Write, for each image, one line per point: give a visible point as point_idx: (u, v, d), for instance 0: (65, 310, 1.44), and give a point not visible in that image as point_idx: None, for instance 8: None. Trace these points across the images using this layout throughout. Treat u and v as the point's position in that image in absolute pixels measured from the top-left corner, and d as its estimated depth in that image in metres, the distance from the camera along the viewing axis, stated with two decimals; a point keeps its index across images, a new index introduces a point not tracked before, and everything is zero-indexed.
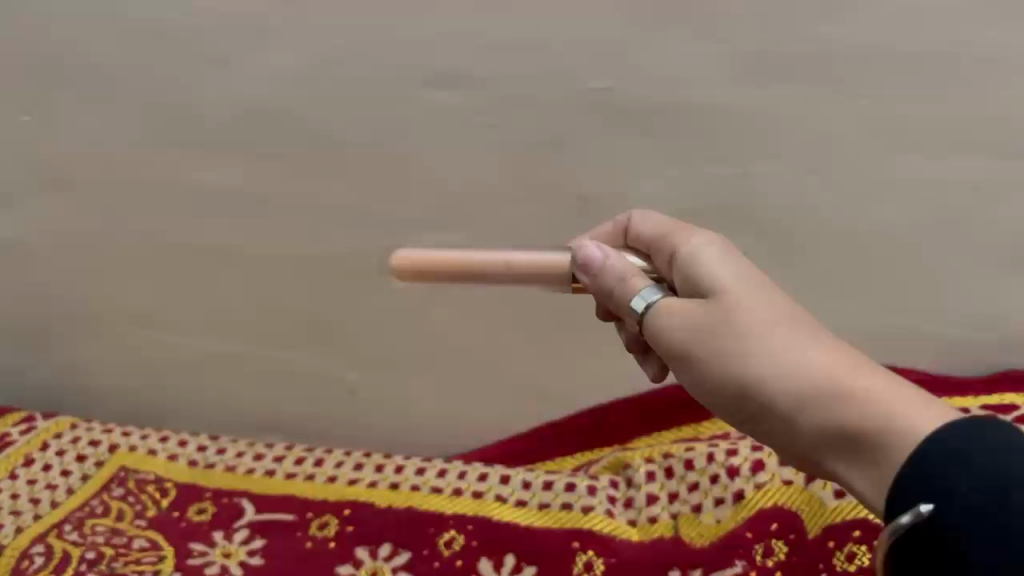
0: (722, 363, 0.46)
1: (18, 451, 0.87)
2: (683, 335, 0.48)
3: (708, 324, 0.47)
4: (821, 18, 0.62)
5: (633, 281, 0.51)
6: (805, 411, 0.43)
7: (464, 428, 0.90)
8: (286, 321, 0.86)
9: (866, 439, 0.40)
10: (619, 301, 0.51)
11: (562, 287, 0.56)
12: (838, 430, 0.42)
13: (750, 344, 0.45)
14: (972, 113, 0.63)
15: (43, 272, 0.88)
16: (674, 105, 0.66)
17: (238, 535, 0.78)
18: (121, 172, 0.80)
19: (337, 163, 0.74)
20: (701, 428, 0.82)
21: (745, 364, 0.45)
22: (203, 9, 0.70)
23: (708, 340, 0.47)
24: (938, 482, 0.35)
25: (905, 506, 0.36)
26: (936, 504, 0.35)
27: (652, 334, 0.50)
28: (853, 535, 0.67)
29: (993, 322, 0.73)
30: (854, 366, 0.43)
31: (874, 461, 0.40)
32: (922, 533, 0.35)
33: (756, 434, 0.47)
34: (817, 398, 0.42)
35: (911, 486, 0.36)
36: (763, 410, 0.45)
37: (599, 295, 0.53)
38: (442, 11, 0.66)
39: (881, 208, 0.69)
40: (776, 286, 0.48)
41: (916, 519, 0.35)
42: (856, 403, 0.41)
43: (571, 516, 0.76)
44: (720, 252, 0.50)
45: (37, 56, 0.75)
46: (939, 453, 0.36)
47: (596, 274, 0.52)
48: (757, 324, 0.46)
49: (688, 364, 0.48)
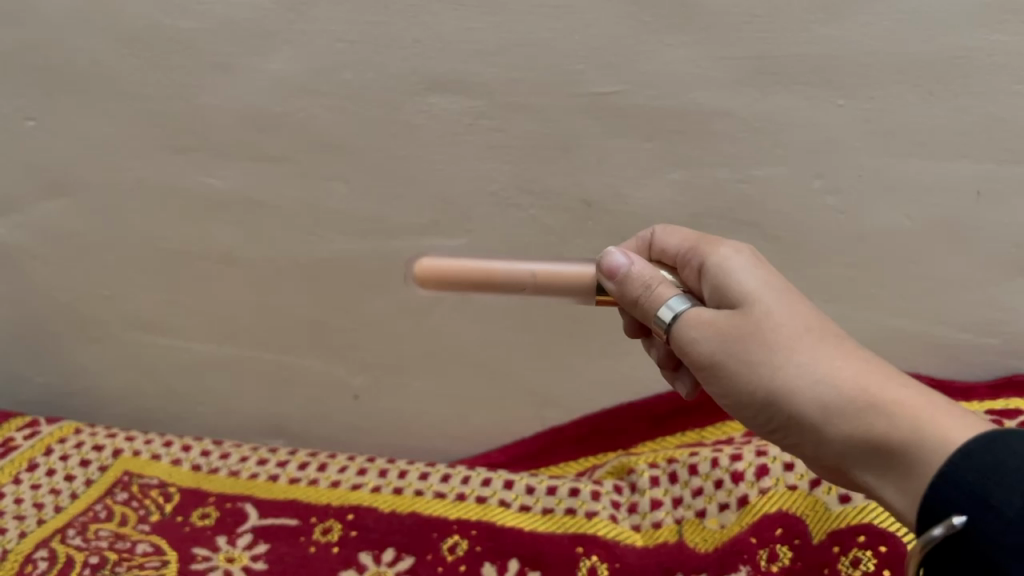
0: (751, 373, 0.48)
1: (22, 456, 0.88)
2: (712, 346, 0.49)
3: (737, 335, 0.48)
4: (822, 23, 0.61)
5: (660, 291, 0.52)
6: (834, 422, 0.44)
7: (470, 432, 0.91)
8: (291, 325, 0.86)
9: (896, 450, 0.41)
10: (646, 309, 0.52)
11: (589, 299, 0.57)
12: (867, 441, 0.43)
13: (780, 356, 0.47)
14: (974, 117, 0.63)
15: (46, 277, 0.88)
16: (675, 109, 0.66)
17: (242, 540, 0.78)
18: (124, 177, 0.80)
19: (340, 168, 0.74)
20: (706, 432, 0.83)
21: (775, 374, 0.47)
22: (202, 13, 0.70)
23: (738, 350, 0.48)
24: (972, 494, 0.36)
25: (939, 517, 0.38)
26: (968, 515, 0.36)
27: (679, 343, 0.51)
28: (858, 540, 0.65)
29: (995, 326, 0.73)
30: (882, 379, 0.44)
31: (904, 472, 0.41)
32: (955, 543, 0.36)
33: (785, 443, 0.49)
34: (846, 409, 0.44)
35: (945, 497, 0.38)
36: (792, 420, 0.46)
37: (624, 302, 0.54)
38: (442, 15, 0.66)
39: (885, 212, 0.69)
40: (804, 300, 0.50)
41: (949, 530, 0.36)
42: (886, 416, 0.42)
43: (575, 521, 0.76)
44: (749, 265, 0.52)
45: (38, 60, 0.75)
46: (972, 466, 0.37)
47: (621, 281, 0.53)
48: (786, 336, 0.47)
49: (719, 374, 0.49)
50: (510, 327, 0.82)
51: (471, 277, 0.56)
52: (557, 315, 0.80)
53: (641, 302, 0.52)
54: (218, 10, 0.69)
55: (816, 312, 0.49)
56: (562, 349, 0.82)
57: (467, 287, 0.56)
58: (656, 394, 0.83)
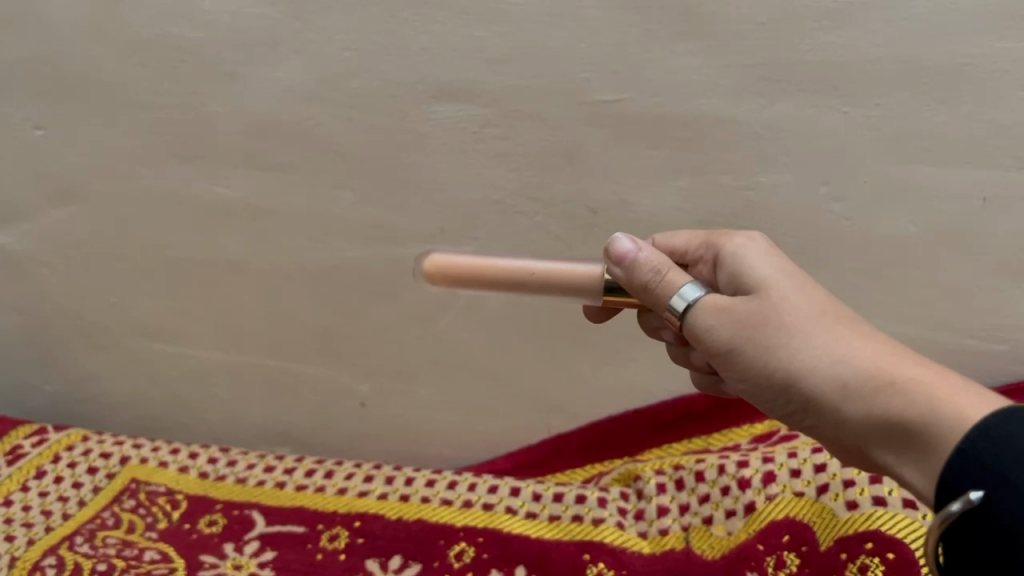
0: (767, 357, 0.47)
1: (30, 464, 0.88)
2: (728, 332, 0.49)
3: (753, 320, 0.48)
4: (828, 29, 0.62)
5: (671, 277, 0.51)
6: (852, 402, 0.44)
7: (476, 440, 0.91)
8: (297, 332, 0.86)
9: (911, 429, 0.41)
10: (657, 295, 0.52)
11: (597, 299, 0.56)
12: (884, 421, 0.42)
13: (797, 339, 0.46)
14: (981, 123, 0.63)
15: (55, 286, 0.89)
16: (682, 117, 0.67)
17: (249, 547, 0.78)
18: (132, 186, 0.80)
19: (347, 176, 0.75)
20: (712, 440, 0.83)
21: (791, 357, 0.46)
22: (211, 23, 0.70)
23: (754, 336, 0.48)
24: (988, 469, 0.36)
25: (955, 492, 0.37)
26: (986, 491, 0.35)
27: (693, 332, 0.51)
28: (866, 547, 0.64)
29: (1003, 333, 0.72)
30: (899, 360, 0.43)
31: (921, 450, 0.40)
32: (973, 519, 0.36)
33: (804, 430, 0.48)
34: (863, 389, 0.43)
35: (961, 471, 0.37)
36: (810, 402, 0.46)
37: (632, 290, 0.53)
38: (449, 24, 0.66)
39: (891, 217, 0.69)
40: (821, 289, 0.50)
41: (966, 506, 0.36)
42: (902, 394, 0.42)
43: (582, 528, 0.76)
44: (765, 255, 0.52)
45: (48, 70, 0.76)
46: (988, 442, 0.36)
47: (629, 268, 0.52)
48: (803, 321, 0.47)
49: (735, 361, 0.49)
50: (517, 334, 0.82)
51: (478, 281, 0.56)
52: (563, 322, 0.80)
53: (651, 288, 0.52)
54: (226, 20, 0.69)
55: (834, 300, 0.49)
56: (568, 356, 0.82)
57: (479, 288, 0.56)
58: (661, 401, 0.83)
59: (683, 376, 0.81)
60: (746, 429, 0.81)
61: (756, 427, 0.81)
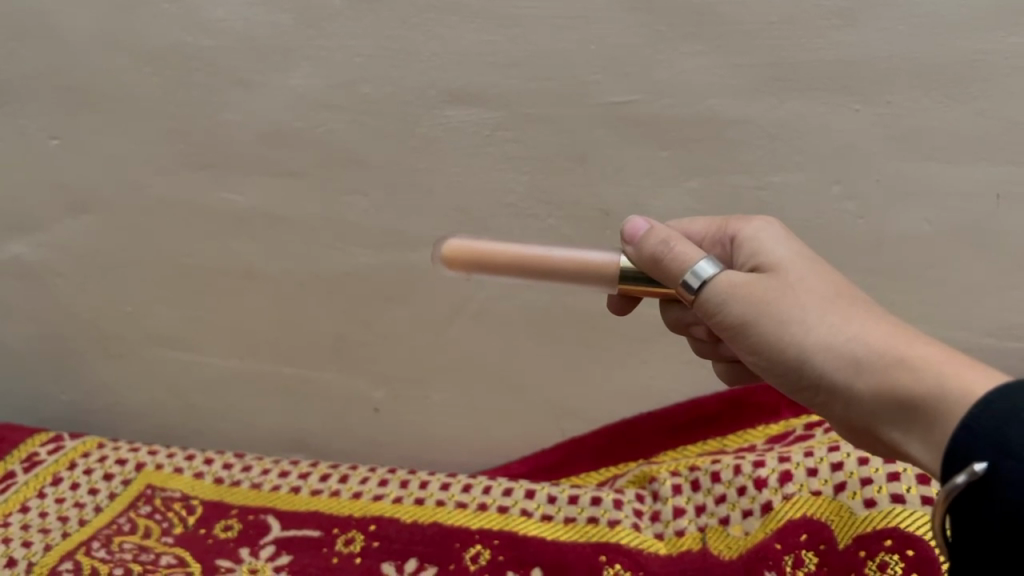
0: (779, 332, 0.47)
1: (47, 471, 0.88)
2: (740, 305, 0.48)
3: (766, 297, 0.48)
4: (838, 26, 0.61)
5: (681, 251, 0.50)
6: (862, 380, 0.44)
7: (491, 445, 0.90)
8: (312, 339, 0.86)
9: (919, 404, 0.41)
10: (669, 268, 0.50)
11: (612, 287, 0.54)
12: (892, 397, 0.43)
13: (810, 316, 0.46)
14: (993, 118, 0.63)
15: (70, 294, 0.89)
16: (694, 117, 0.66)
17: (264, 552, 0.78)
18: (147, 194, 0.80)
19: (360, 182, 0.75)
20: (728, 440, 0.82)
21: (804, 333, 0.46)
22: (222, 30, 0.70)
23: (768, 311, 0.47)
24: (991, 439, 0.36)
25: (960, 466, 0.37)
26: (991, 461, 0.35)
27: (708, 307, 0.49)
28: (885, 543, 0.63)
29: (1020, 330, 0.72)
30: (909, 339, 0.44)
31: (927, 427, 0.41)
32: (979, 490, 0.35)
33: (809, 405, 0.48)
34: (875, 367, 0.43)
35: (967, 445, 0.37)
36: (819, 377, 0.46)
37: (646, 269, 0.52)
38: (459, 28, 0.66)
39: (905, 213, 0.68)
40: (832, 270, 0.50)
41: (972, 477, 0.35)
42: (911, 371, 0.42)
43: (597, 530, 0.76)
44: (779, 236, 0.52)
45: (63, 81, 0.76)
46: (993, 415, 0.36)
47: (640, 243, 0.51)
48: (817, 300, 0.47)
49: (746, 335, 0.48)
50: (531, 337, 0.81)
51: (502, 265, 0.53)
52: (575, 325, 0.80)
53: (661, 260, 0.50)
54: (239, 27, 0.70)
55: (848, 283, 0.49)
56: (582, 359, 0.82)
57: (497, 276, 0.54)
58: (677, 403, 0.83)
59: (697, 376, 0.81)
60: (763, 430, 0.81)
61: (772, 428, 0.80)
